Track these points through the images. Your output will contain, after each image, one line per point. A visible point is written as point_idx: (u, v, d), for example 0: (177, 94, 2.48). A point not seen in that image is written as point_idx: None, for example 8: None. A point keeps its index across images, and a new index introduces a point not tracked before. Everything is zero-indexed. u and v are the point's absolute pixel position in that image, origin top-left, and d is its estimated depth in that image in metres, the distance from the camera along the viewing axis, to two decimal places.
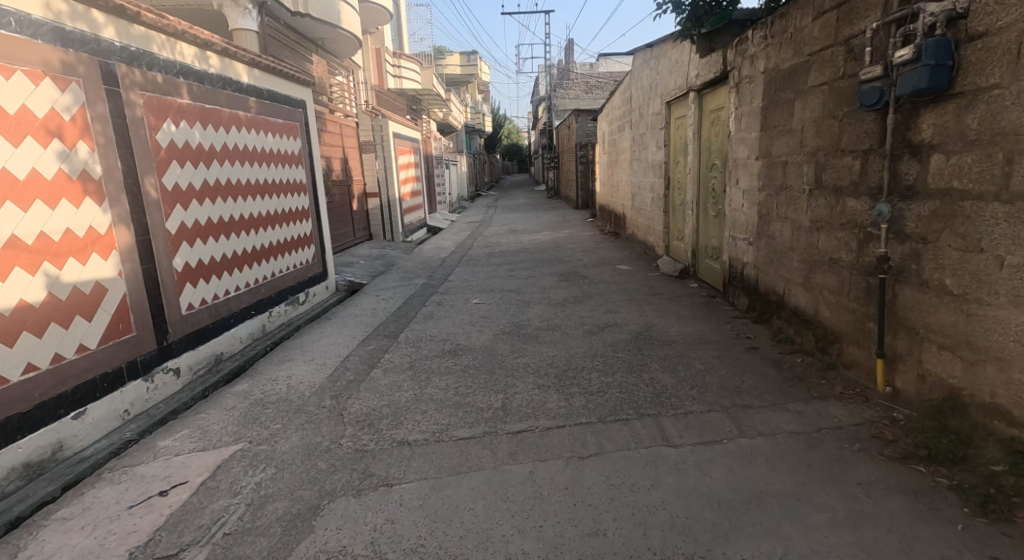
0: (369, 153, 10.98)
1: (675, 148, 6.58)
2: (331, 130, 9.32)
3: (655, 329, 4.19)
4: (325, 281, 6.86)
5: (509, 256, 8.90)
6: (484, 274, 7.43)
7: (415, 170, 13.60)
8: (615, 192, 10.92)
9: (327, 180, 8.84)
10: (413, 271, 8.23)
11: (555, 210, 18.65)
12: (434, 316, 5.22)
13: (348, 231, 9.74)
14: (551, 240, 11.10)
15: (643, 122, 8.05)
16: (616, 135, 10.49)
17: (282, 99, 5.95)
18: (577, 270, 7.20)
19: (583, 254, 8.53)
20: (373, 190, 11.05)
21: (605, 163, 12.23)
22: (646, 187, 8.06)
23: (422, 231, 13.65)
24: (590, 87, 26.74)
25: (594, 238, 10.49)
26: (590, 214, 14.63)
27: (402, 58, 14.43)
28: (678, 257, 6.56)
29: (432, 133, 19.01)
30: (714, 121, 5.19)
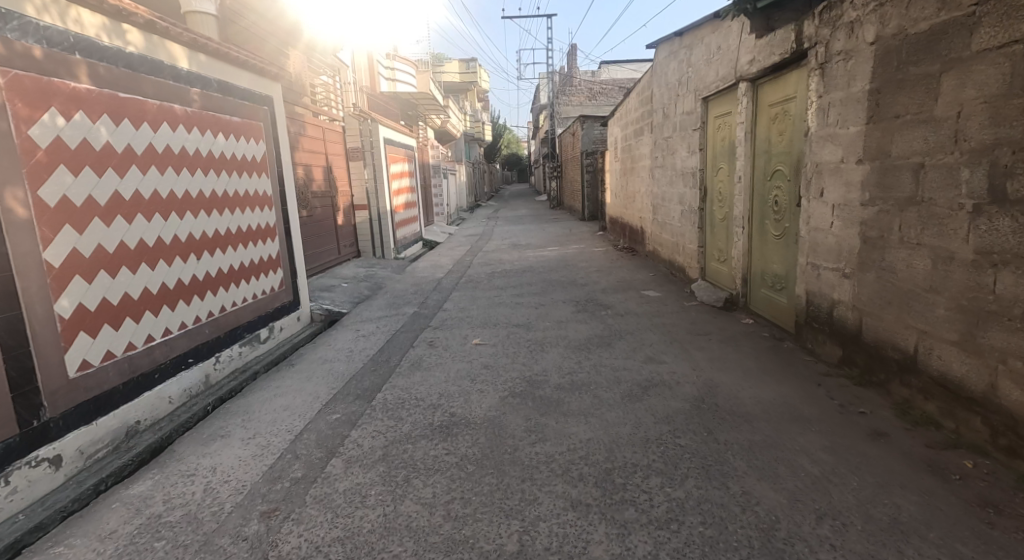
0: (357, 161, 9.92)
1: (716, 152, 5.51)
2: (312, 135, 8.27)
3: (716, 392, 3.13)
4: (296, 311, 5.75)
5: (513, 278, 7.82)
6: (485, 301, 6.36)
7: (409, 179, 12.55)
8: (629, 204, 9.88)
9: (306, 191, 7.78)
10: (404, 295, 7.15)
11: (559, 222, 17.60)
12: (423, 363, 4.15)
13: (330, 249, 8.67)
14: (560, 256, 10.04)
15: (669, 124, 7.00)
16: (633, 140, 9.44)
17: (240, 93, 4.87)
18: (594, 296, 6.13)
19: (598, 275, 7.46)
20: (361, 202, 10.01)
21: (617, 172, 11.18)
22: (672, 199, 7.01)
23: (416, 246, 12.58)
24: (594, 94, 25.81)
25: (608, 255, 9.42)
26: (599, 227, 13.57)
27: (396, 58, 13.58)
28: (720, 282, 5.48)
29: (429, 141, 18.00)
30: (778, 116, 4.12)
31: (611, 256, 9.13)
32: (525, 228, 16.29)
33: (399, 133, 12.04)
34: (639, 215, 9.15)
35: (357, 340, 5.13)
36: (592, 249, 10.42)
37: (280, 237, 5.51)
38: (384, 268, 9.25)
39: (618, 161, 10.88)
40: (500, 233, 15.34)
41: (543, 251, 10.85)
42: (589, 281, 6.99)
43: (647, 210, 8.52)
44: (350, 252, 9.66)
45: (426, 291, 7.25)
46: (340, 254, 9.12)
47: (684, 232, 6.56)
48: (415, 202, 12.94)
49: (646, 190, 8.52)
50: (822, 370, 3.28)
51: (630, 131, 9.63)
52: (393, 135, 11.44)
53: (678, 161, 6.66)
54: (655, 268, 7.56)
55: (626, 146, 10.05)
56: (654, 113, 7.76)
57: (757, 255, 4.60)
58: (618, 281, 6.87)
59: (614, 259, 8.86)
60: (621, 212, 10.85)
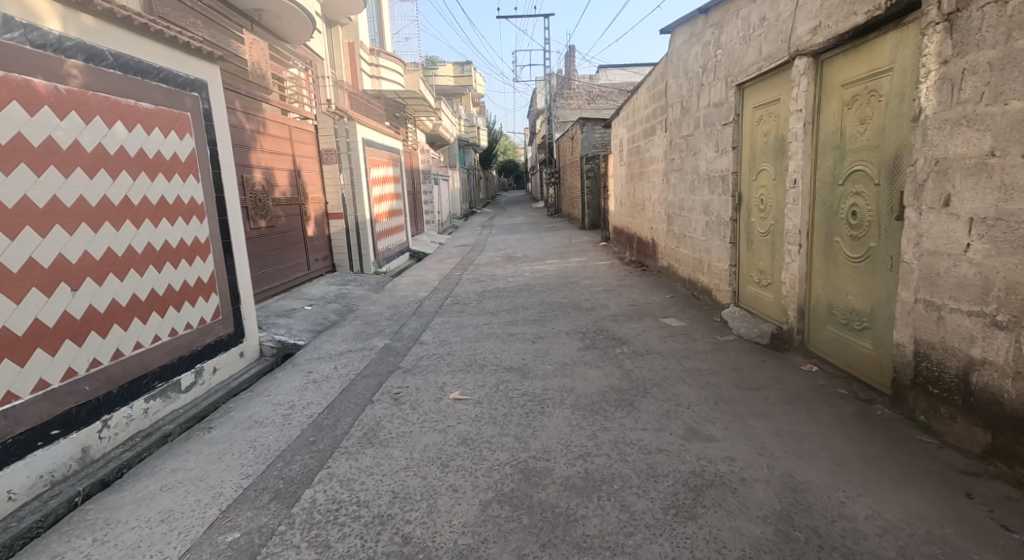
0: (331, 165, 8.88)
1: (756, 152, 4.47)
2: (275, 133, 7.23)
3: (804, 501, 2.09)
4: (238, 346, 4.77)
5: (506, 298, 6.78)
6: (472, 331, 5.30)
7: (395, 186, 11.52)
8: (639, 212, 8.85)
9: (265, 199, 6.72)
10: (378, 320, 6.09)
11: (557, 231, 16.56)
12: (382, 432, 3.09)
13: (297, 265, 7.62)
14: (559, 270, 9.00)
15: (690, 120, 5.99)
16: (642, 143, 8.42)
17: (156, 74, 3.86)
18: (602, 326, 5.09)
19: (605, 296, 6.42)
20: (337, 210, 8.98)
21: (623, 177, 10.17)
22: (694, 207, 5.98)
23: (401, 259, 11.52)
24: (593, 97, 24.88)
25: (613, 270, 8.39)
26: (601, 237, 12.56)
27: (381, 55, 12.79)
28: (763, 311, 4.43)
29: (419, 145, 16.99)
30: (856, 98, 3.09)
31: (618, 272, 8.11)
32: (521, 238, 15.25)
33: (383, 135, 11.02)
34: (651, 225, 8.12)
35: (306, 386, 4.06)
36: (596, 263, 9.38)
37: (214, 256, 4.44)
38: (361, 285, 8.20)
39: (625, 165, 9.86)
40: (495, 243, 14.30)
41: (541, 265, 9.80)
42: (594, 305, 5.96)
43: (661, 220, 7.48)
44: (322, 268, 8.61)
45: (404, 316, 6.21)
46: (310, 270, 8.07)
47: (711, 248, 5.53)
48: (401, 211, 11.90)
49: (659, 197, 7.51)
50: (956, 464, 2.24)
51: (639, 131, 8.61)
52: (375, 136, 10.42)
53: (703, 163, 5.64)
54: (671, 288, 6.52)
55: (634, 148, 9.03)
56: (670, 109, 6.76)
57: (820, 282, 3.55)
58: (629, 306, 5.83)
59: (620, 275, 7.83)
60: (628, 222, 9.80)
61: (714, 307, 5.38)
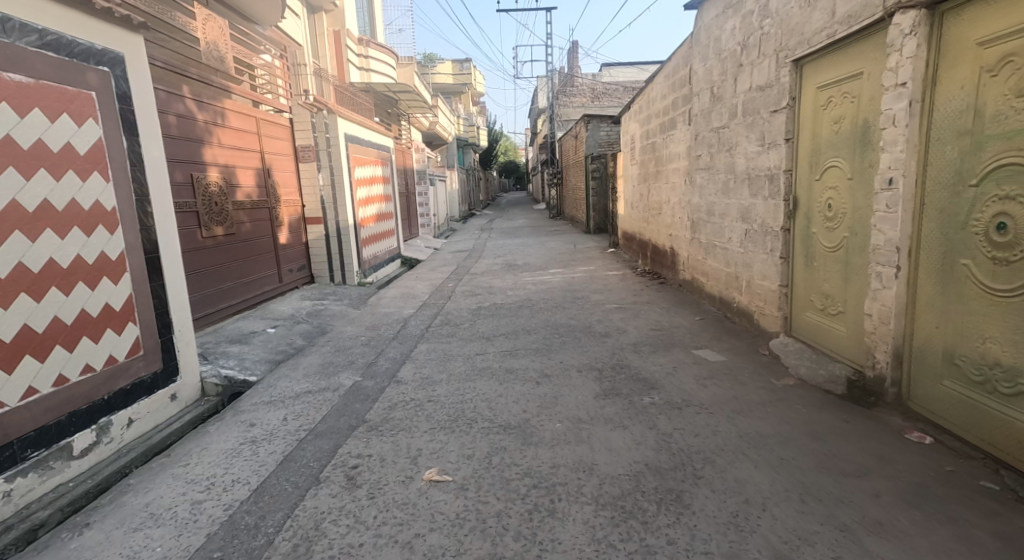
0: (308, 164, 7.94)
1: (822, 143, 3.52)
2: (239, 126, 6.29)
3: None
4: (167, 387, 3.82)
5: (505, 318, 5.84)
6: (463, 365, 4.36)
7: (383, 188, 10.56)
8: (655, 217, 7.90)
9: (224, 203, 5.78)
10: (353, 347, 5.14)
11: (560, 235, 15.60)
12: (320, 545, 2.15)
13: (264, 277, 6.67)
14: (564, 281, 8.07)
15: (724, 108, 5.04)
16: (660, 139, 7.48)
17: (38, 42, 3.02)
18: (621, 361, 4.15)
19: (621, 317, 5.48)
20: (316, 215, 8.05)
21: (635, 178, 9.21)
22: (730, 214, 5.04)
23: (389, 267, 10.55)
24: (597, 95, 23.92)
25: (626, 282, 7.46)
26: (609, 243, 11.62)
27: (371, 45, 11.99)
28: (831, 348, 3.47)
29: (413, 144, 16.05)
30: (1009, 65, 2.20)
31: (632, 286, 7.16)
32: (522, 243, 14.30)
33: (370, 132, 10.09)
34: (669, 232, 7.18)
35: (240, 450, 3.10)
36: (605, 274, 8.43)
37: (130, 277, 3.52)
38: (341, 300, 7.26)
39: (638, 165, 8.90)
40: (494, 248, 13.35)
41: (544, 275, 8.86)
42: (609, 329, 5.02)
43: (684, 227, 6.54)
44: (297, 279, 7.65)
45: (384, 341, 5.26)
46: (281, 282, 7.13)
47: (752, 262, 4.58)
48: (390, 214, 10.93)
49: (681, 201, 6.56)
50: None
51: (656, 125, 7.66)
52: (361, 132, 9.49)
53: (741, 160, 4.70)
54: (698, 308, 5.57)
55: (649, 146, 8.08)
56: (697, 97, 5.81)
57: (932, 319, 2.60)
58: (651, 332, 4.89)
59: (635, 289, 6.88)
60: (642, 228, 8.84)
61: (757, 336, 4.42)
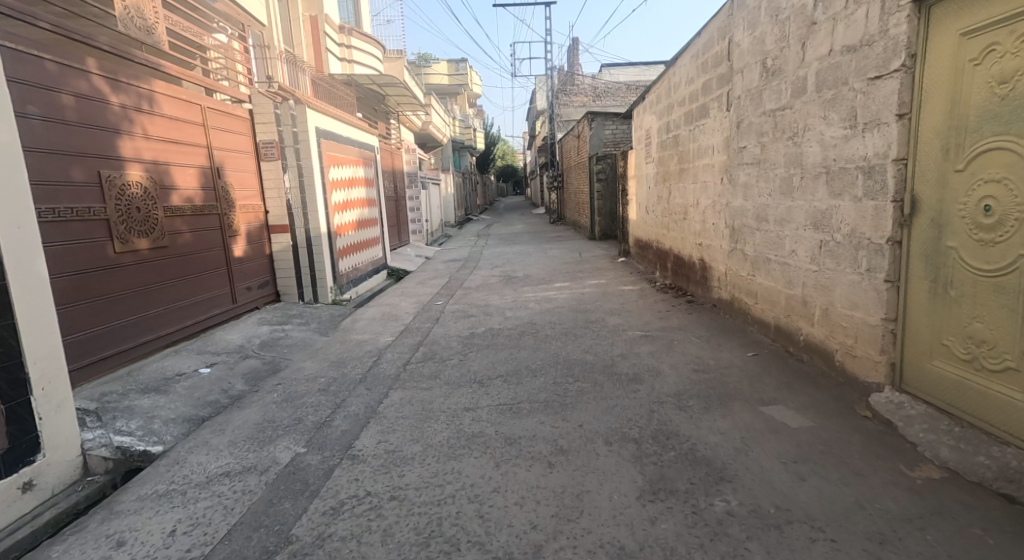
0: (271, 162, 6.80)
1: (972, 114, 2.40)
2: (176, 114, 5.15)
3: None
4: (15, 474, 2.62)
5: (504, 351, 4.71)
6: (448, 429, 3.21)
7: (364, 190, 9.45)
8: (678, 223, 6.80)
9: (154, 208, 4.65)
10: (307, 395, 3.99)
11: (562, 242, 14.51)
12: None
13: (211, 298, 5.52)
14: (573, 298, 6.95)
15: (785, 84, 3.92)
16: (686, 131, 6.38)
17: None
18: (665, 425, 3.02)
19: (650, 351, 4.35)
20: (283, 223, 6.92)
21: (653, 178, 8.11)
22: (793, 220, 3.91)
23: (371, 279, 9.43)
24: (599, 94, 22.92)
25: (646, 301, 6.34)
26: (618, 252, 10.51)
27: (354, 33, 10.92)
28: (995, 422, 2.35)
29: (404, 144, 14.96)
30: None
31: (655, 305, 6.04)
32: (522, 251, 13.21)
33: (348, 128, 8.99)
34: (699, 242, 6.06)
35: None
36: (619, 289, 7.31)
37: None
38: (308, 325, 6.12)
39: (656, 163, 7.81)
40: (491, 257, 12.24)
41: (548, 290, 7.74)
42: (638, 371, 3.89)
43: (721, 236, 5.41)
44: (256, 299, 6.51)
45: (349, 387, 4.12)
46: (235, 303, 5.98)
47: (832, 285, 3.45)
48: (373, 221, 9.83)
49: (717, 204, 5.45)
50: None
51: (680, 116, 6.56)
52: (338, 127, 8.39)
53: (813, 149, 3.58)
54: (745, 339, 4.44)
55: (672, 140, 6.97)
56: (741, 75, 4.70)
57: None
58: (694, 376, 3.75)
59: (659, 310, 5.76)
60: (661, 236, 7.73)
61: (842, 386, 3.29)
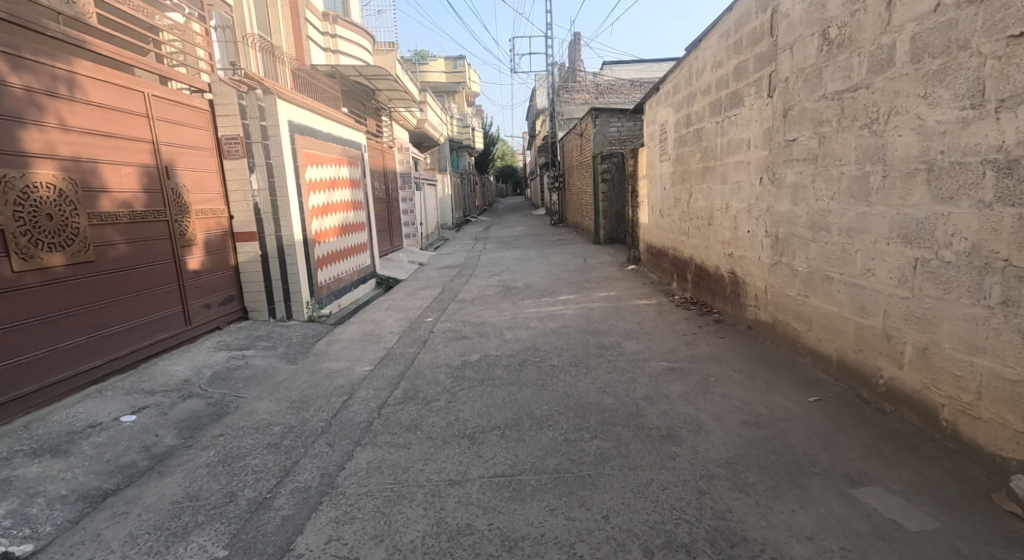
0: (235, 161, 5.96)
1: None
2: (109, 102, 4.32)
3: None
4: None
5: (503, 390, 3.87)
6: (425, 519, 2.38)
7: (347, 192, 8.62)
8: (702, 228, 5.97)
9: (70, 215, 3.81)
10: (251, 454, 3.15)
11: (565, 246, 13.70)
12: None
13: (155, 320, 4.68)
14: (581, 315, 6.13)
15: (862, 56, 3.08)
16: (712, 124, 5.54)
17: None
18: (725, 521, 2.18)
19: (683, 393, 3.52)
20: (251, 230, 6.09)
21: (668, 178, 7.29)
22: (870, 231, 3.07)
23: (356, 290, 8.59)
24: (601, 91, 22.12)
25: (665, 320, 5.52)
26: (627, 259, 9.69)
27: (339, 22, 10.10)
28: None
29: (396, 142, 14.13)
30: None
31: (678, 326, 5.20)
32: (522, 256, 12.37)
33: (330, 123, 8.16)
34: (729, 252, 5.24)
35: None
36: (633, 303, 6.48)
37: None
38: (276, 349, 5.28)
39: (673, 161, 6.98)
40: (488, 263, 11.41)
41: (552, 304, 6.92)
42: (673, 425, 3.06)
43: (759, 247, 4.58)
44: (217, 317, 5.66)
45: (306, 441, 3.28)
46: (188, 324, 5.13)
47: (938, 320, 2.61)
48: (358, 225, 8.99)
49: (754, 208, 4.61)
50: None
51: (705, 106, 5.73)
52: (316, 122, 7.55)
53: (904, 140, 2.75)
54: (800, 378, 3.60)
55: (694, 134, 6.14)
56: (790, 53, 3.87)
57: None
58: (748, 433, 2.92)
59: (683, 333, 4.93)
60: (679, 243, 6.90)
61: (957, 458, 2.45)
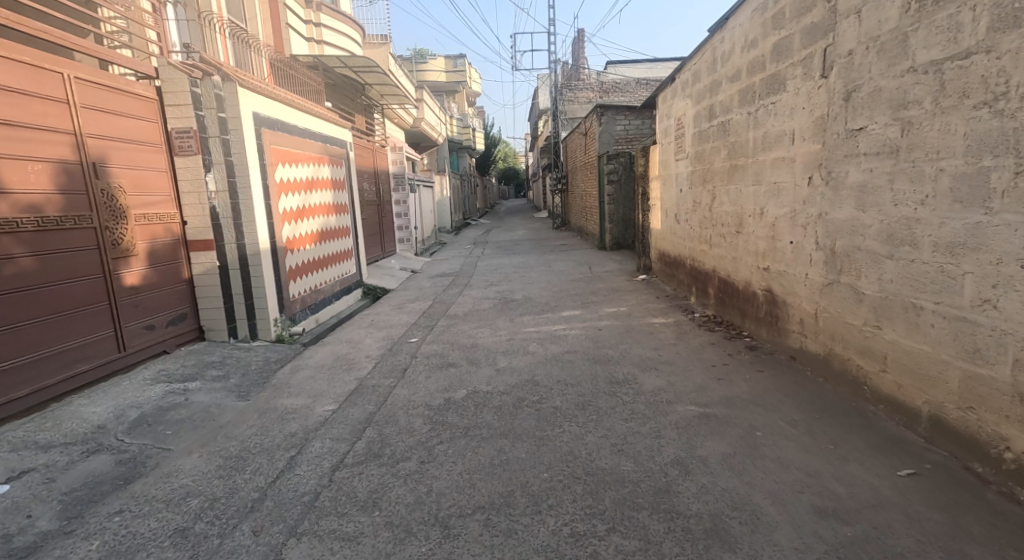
0: (187, 159, 5.15)
1: None
2: (10, 83, 3.63)
3: None
4: None
5: (492, 445, 3.08)
6: None
7: (328, 194, 7.84)
8: (729, 237, 5.17)
9: None
10: (149, 548, 2.34)
11: (569, 253, 12.91)
12: None
13: (74, 346, 3.94)
14: (587, 337, 5.34)
15: (985, 9, 2.26)
16: (743, 115, 4.74)
17: None
18: None
19: (724, 458, 2.72)
20: (209, 238, 5.30)
21: (686, 179, 6.49)
22: (992, 248, 2.27)
23: (337, 302, 7.81)
24: (606, 90, 21.37)
25: (686, 345, 4.73)
26: (637, 269, 8.89)
27: (323, 9, 9.34)
28: None
29: (388, 142, 13.35)
30: None
31: (703, 354, 4.41)
32: (522, 263, 11.58)
33: (308, 117, 7.38)
34: (764, 266, 4.44)
35: None
36: (647, 323, 5.68)
37: None
38: (230, 380, 4.50)
39: (692, 159, 6.18)
40: (485, 271, 10.62)
41: (555, 321, 6.13)
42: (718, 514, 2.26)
43: (806, 262, 3.78)
44: (164, 339, 4.88)
45: (225, 525, 2.48)
46: (121, 350, 4.35)
47: None
48: (340, 230, 8.20)
49: (799, 215, 3.81)
50: None
51: (733, 95, 4.93)
52: (291, 116, 6.77)
53: None
54: (872, 435, 2.80)
55: (718, 129, 5.33)
56: (856, 19, 3.07)
57: None
58: (825, 530, 2.12)
59: (711, 364, 4.13)
60: (700, 253, 6.09)
61: None
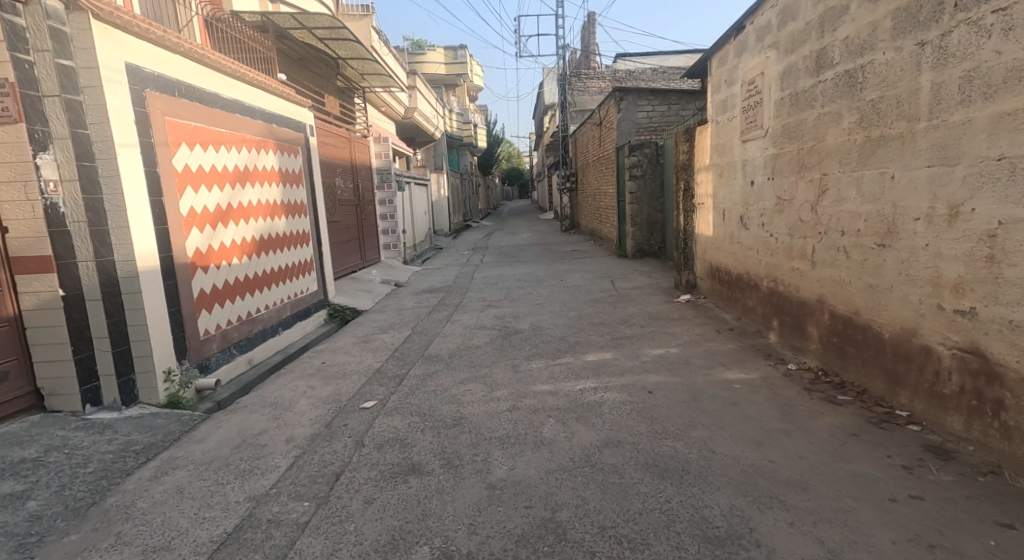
0: (3, 129, 3.31)
1: None
2: None
3: None
4: None
5: None
6: None
7: (269, 189, 5.95)
8: (864, 254, 3.26)
9: None
10: None
11: (583, 260, 11.04)
12: None
13: None
14: (631, 407, 3.48)
15: None
16: (906, 50, 2.84)
17: None
18: None
19: None
20: (46, 252, 3.46)
21: (763, 166, 4.60)
22: None
23: (281, 334, 5.93)
24: (620, 79, 19.53)
25: (806, 434, 2.86)
26: (675, 285, 7.04)
27: None
28: None
29: (370, 132, 11.52)
30: None
31: (854, 466, 2.48)
32: (528, 274, 9.73)
33: (241, 85, 5.47)
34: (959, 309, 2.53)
35: None
36: (721, 380, 3.77)
37: None
38: (29, 506, 2.63)
39: (777, 137, 4.29)
40: (484, 286, 8.78)
41: (578, 371, 4.26)
42: None
43: None
44: None
45: None
46: None
47: None
48: (286, 237, 6.28)
49: None
50: None
51: (876, 22, 3.03)
52: (210, 80, 4.87)
53: None
54: None
55: (839, 84, 3.43)
56: None
57: None
58: None
59: (888, 494, 2.22)
60: (793, 274, 4.17)
61: None
